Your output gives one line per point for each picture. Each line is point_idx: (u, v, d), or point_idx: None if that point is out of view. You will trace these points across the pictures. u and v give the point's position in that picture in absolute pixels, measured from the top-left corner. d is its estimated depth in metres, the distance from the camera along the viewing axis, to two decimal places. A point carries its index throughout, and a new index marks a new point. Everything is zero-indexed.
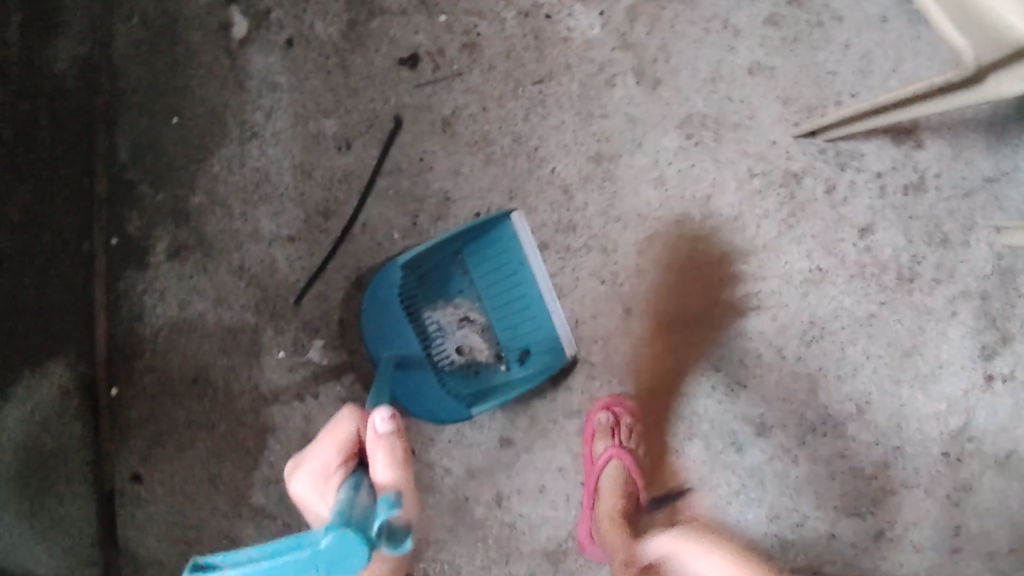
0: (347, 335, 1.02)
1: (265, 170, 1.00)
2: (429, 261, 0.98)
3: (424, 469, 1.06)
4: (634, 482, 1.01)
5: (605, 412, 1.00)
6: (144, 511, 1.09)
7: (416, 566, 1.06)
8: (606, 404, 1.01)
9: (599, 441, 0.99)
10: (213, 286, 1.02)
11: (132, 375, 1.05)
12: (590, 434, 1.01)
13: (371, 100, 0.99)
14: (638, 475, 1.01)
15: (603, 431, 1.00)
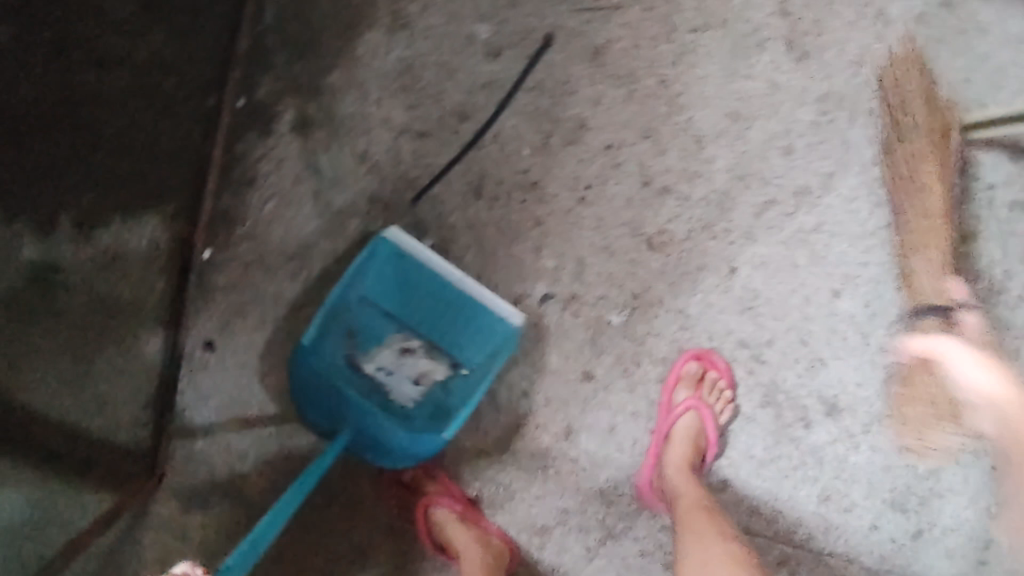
0: (456, 240, 1.03)
1: (409, 62, 1.00)
2: (344, 317, 1.02)
3: (501, 389, 1.07)
4: (705, 436, 1.05)
5: (692, 363, 1.05)
6: (208, 380, 1.09)
7: (473, 482, 1.10)
8: (696, 354, 1.05)
9: (682, 388, 1.04)
10: (332, 167, 1.02)
11: (229, 241, 1.05)
12: (674, 381, 1.05)
13: (529, 15, 0.99)
14: (710, 430, 1.05)
15: (689, 380, 1.05)
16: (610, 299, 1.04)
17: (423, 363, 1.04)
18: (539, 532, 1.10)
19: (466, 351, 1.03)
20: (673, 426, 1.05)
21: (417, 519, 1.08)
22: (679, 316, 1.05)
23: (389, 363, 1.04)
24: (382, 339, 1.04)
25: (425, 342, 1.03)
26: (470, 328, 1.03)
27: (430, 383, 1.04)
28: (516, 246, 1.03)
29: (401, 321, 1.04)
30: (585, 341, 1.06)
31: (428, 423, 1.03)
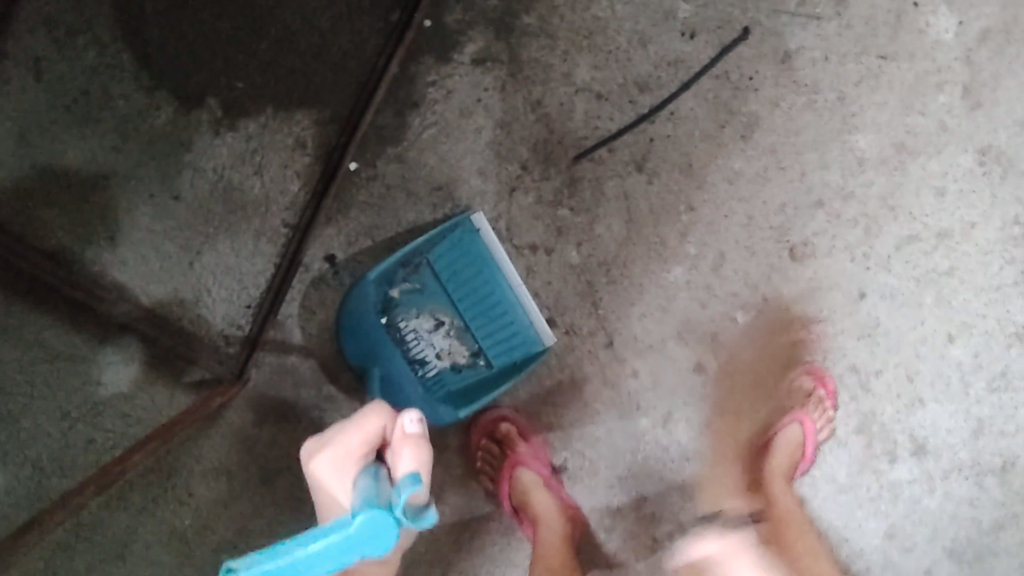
0: (606, 207, 1.03)
1: (604, 22, 1.00)
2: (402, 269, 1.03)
3: (612, 364, 1.07)
4: (802, 451, 1.06)
5: (807, 380, 1.06)
6: (320, 294, 1.07)
7: (562, 451, 1.09)
8: (807, 368, 1.07)
9: None
10: (503, 108, 1.01)
11: (378, 159, 1.03)
12: None
13: (731, 5, 1.00)
14: (808, 446, 1.06)
15: (797, 394, 1.05)
16: (739, 297, 1.05)
17: (454, 343, 1.06)
18: (611, 513, 1.10)
19: (490, 342, 1.05)
20: (773, 437, 1.06)
21: (501, 477, 1.06)
22: (800, 328, 1.07)
23: (426, 329, 1.06)
24: (430, 304, 1.06)
25: (460, 323, 1.06)
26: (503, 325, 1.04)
27: (451, 362, 1.06)
28: (662, 226, 1.04)
29: (448, 295, 1.05)
30: (706, 334, 1.06)
31: (442, 393, 1.05)
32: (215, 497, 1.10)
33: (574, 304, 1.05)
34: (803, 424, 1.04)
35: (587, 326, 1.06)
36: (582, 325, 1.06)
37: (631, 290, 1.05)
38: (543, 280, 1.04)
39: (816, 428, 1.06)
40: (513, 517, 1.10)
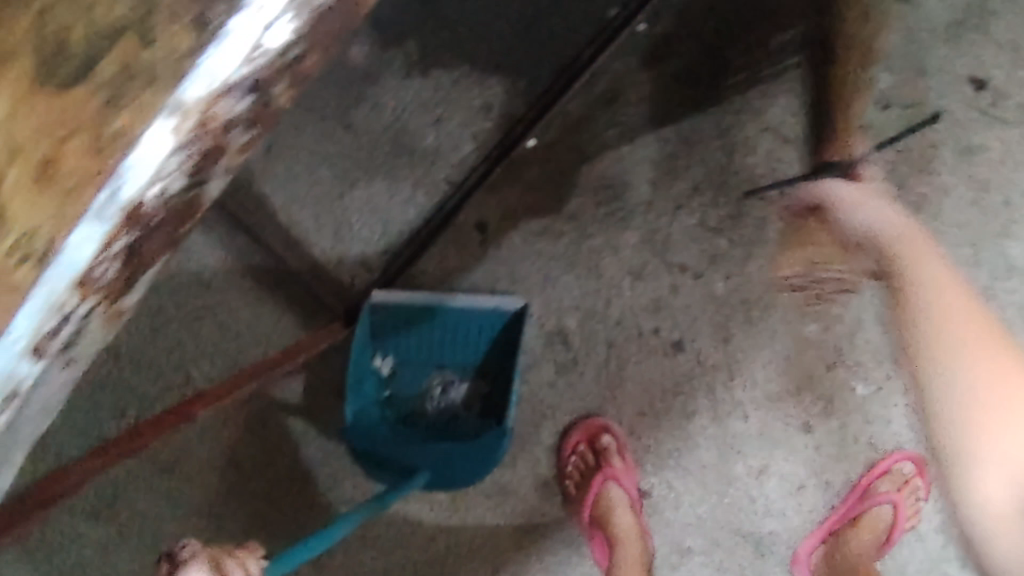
0: (764, 248, 1.04)
1: (808, 73, 1.02)
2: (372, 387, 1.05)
3: (725, 403, 1.07)
4: (888, 533, 1.07)
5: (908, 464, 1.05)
6: (459, 259, 1.05)
7: (649, 475, 1.08)
8: (908, 456, 1.07)
9: (887, 482, 1.06)
10: (690, 127, 1.03)
11: (556, 143, 1.03)
12: (880, 472, 1.07)
13: (928, 88, 1.03)
14: (893, 531, 1.07)
15: (895, 478, 1.07)
16: (862, 369, 1.07)
17: (460, 385, 1.09)
18: (680, 552, 1.08)
19: (481, 352, 1.07)
20: (864, 514, 1.06)
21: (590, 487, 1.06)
22: (910, 415, 1.07)
23: (437, 396, 1.09)
24: (421, 381, 1.10)
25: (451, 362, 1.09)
26: (471, 333, 1.05)
27: (470, 398, 1.09)
28: (811, 281, 1.05)
29: (424, 358, 1.09)
30: (822, 396, 1.07)
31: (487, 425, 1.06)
32: (293, 432, 1.09)
33: (706, 333, 1.06)
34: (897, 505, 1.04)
35: (712, 358, 1.06)
36: (707, 356, 1.06)
37: (764, 334, 1.06)
38: (683, 301, 1.05)
39: (904, 515, 1.07)
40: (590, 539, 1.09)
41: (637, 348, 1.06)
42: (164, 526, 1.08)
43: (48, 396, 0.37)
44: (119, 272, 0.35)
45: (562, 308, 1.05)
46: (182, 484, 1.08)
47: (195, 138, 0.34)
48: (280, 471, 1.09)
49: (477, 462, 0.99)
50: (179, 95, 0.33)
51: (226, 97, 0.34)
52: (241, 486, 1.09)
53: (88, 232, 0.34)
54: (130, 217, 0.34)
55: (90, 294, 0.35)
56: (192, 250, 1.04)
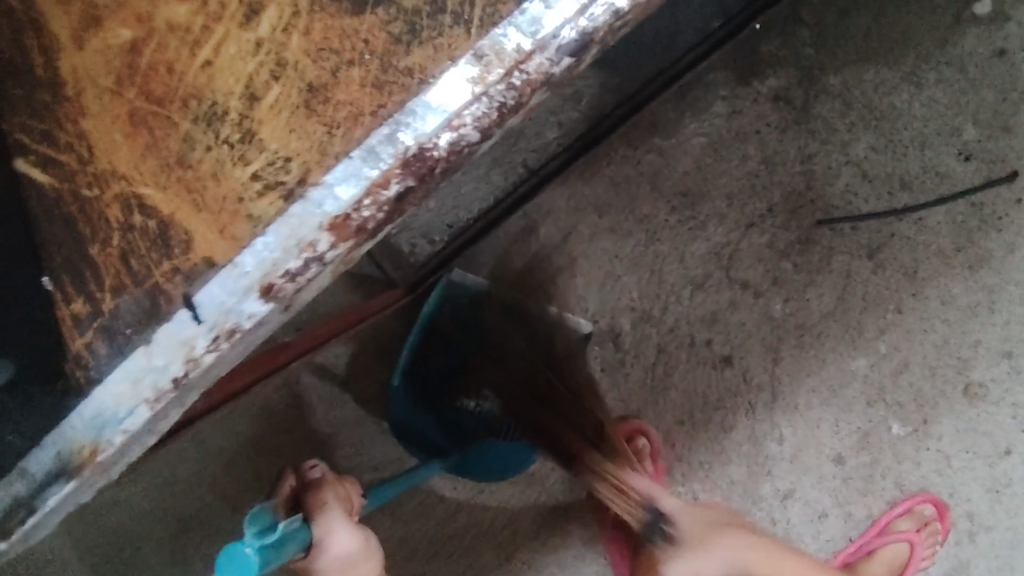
0: (826, 277, 1.04)
1: (901, 112, 1.02)
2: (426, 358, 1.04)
3: (764, 426, 1.06)
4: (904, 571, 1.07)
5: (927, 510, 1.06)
6: (522, 245, 1.04)
7: (678, 486, 1.08)
8: (934, 499, 1.07)
9: (907, 520, 1.05)
10: (776, 146, 1.02)
11: (639, 143, 1.03)
12: (902, 510, 1.06)
13: (1012, 147, 1.03)
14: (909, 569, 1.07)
15: (916, 517, 1.06)
16: (901, 408, 1.07)
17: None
18: None
19: None
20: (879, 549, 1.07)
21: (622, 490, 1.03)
22: (940, 460, 1.07)
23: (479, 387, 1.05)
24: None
25: None
26: (539, 340, 1.03)
27: None
28: (866, 316, 1.05)
29: None
30: (858, 431, 1.07)
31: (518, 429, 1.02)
32: (328, 392, 1.10)
33: (756, 353, 1.05)
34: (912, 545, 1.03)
35: (758, 378, 1.05)
36: (754, 375, 1.05)
37: (812, 362, 1.05)
38: (738, 319, 1.04)
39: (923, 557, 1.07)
40: (616, 545, 1.07)
41: (685, 357, 1.05)
42: (186, 466, 1.10)
43: (260, 338, 0.42)
44: (377, 225, 0.41)
45: (619, 307, 1.04)
46: (207, 429, 1.09)
47: (517, 83, 0.41)
48: (307, 428, 1.10)
49: (497, 461, 1.03)
50: (502, 43, 0.42)
51: (543, 50, 0.41)
52: (266, 439, 1.10)
53: (358, 175, 0.42)
54: (414, 161, 0.41)
55: (346, 238, 0.40)
56: None
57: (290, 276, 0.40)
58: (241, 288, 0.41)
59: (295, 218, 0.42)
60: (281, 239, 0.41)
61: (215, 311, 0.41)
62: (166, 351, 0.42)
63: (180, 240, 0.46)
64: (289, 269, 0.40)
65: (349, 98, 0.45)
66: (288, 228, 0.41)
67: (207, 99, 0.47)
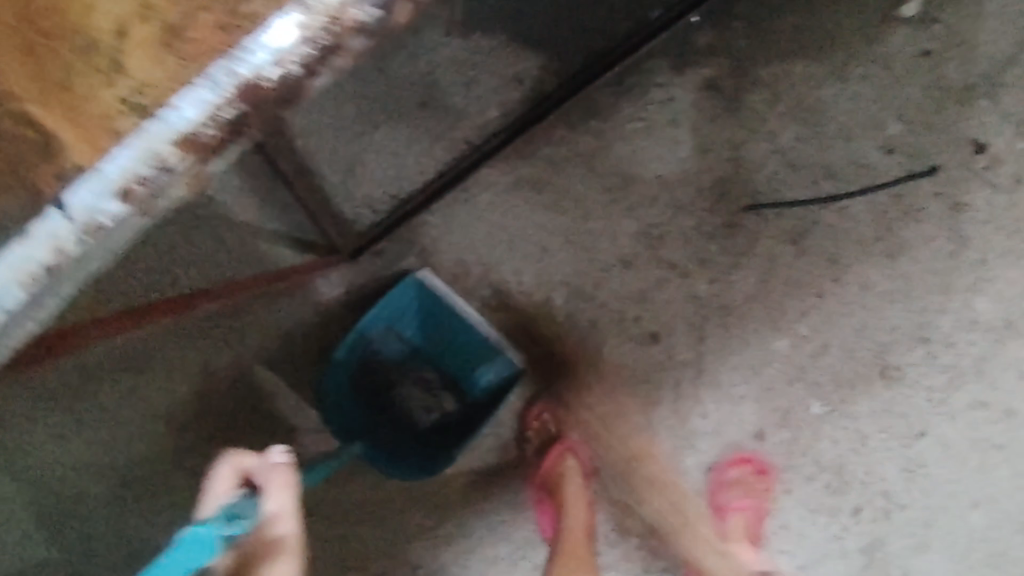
0: (751, 260, 1.09)
1: (827, 106, 1.08)
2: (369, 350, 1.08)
3: (690, 400, 1.11)
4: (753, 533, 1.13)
5: (755, 470, 1.11)
6: (463, 219, 1.09)
7: (603, 454, 1.14)
8: (741, 457, 1.12)
9: (729, 493, 1.10)
10: (707, 132, 1.07)
11: (577, 125, 1.08)
12: (719, 486, 1.12)
13: (932, 142, 1.09)
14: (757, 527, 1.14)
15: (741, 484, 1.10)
16: (821, 388, 1.12)
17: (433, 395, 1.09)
18: (620, 532, 1.13)
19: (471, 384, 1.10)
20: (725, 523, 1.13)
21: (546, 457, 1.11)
22: (856, 440, 1.14)
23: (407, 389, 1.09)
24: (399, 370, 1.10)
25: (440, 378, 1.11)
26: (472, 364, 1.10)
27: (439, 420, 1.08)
28: (789, 299, 1.10)
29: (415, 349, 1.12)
30: (779, 408, 1.12)
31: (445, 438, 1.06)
32: (269, 356, 1.15)
33: (683, 330, 1.10)
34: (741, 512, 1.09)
35: (684, 355, 1.10)
36: (679, 352, 1.10)
37: (736, 341, 1.10)
38: (666, 297, 1.09)
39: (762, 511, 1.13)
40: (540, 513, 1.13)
41: (615, 333, 1.10)
42: (131, 422, 1.16)
43: (118, 245, 0.41)
44: (216, 141, 0.39)
45: (553, 282, 1.09)
46: (151, 389, 1.16)
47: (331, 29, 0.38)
48: (246, 390, 1.15)
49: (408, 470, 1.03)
50: None
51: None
52: (207, 399, 1.15)
53: (203, 98, 0.39)
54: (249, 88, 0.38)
55: (189, 150, 0.39)
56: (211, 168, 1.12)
57: (142, 184, 0.39)
58: (93, 192, 0.39)
59: (148, 132, 0.39)
60: (136, 149, 0.39)
61: (71, 216, 0.39)
62: (34, 247, 0.39)
63: (43, 155, 0.42)
64: (142, 175, 0.38)
65: (201, 37, 0.41)
66: (143, 139, 0.39)
67: (82, 33, 0.43)
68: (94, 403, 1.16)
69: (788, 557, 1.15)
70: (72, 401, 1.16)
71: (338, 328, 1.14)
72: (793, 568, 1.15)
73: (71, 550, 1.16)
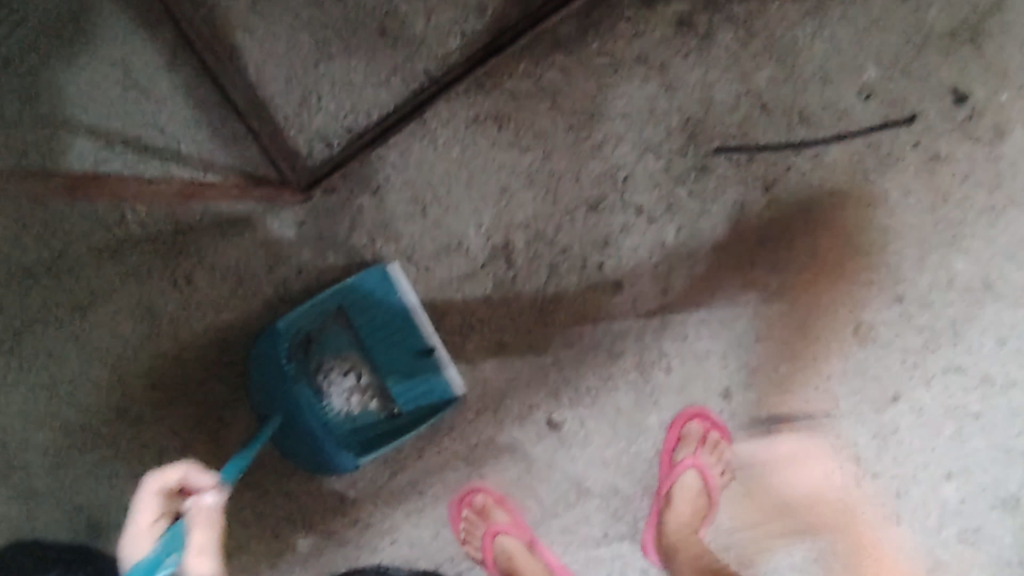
0: (721, 206, 1.04)
1: (803, 47, 1.03)
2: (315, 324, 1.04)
3: (655, 354, 1.06)
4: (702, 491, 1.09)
5: (708, 428, 1.07)
6: (420, 155, 1.04)
7: (563, 410, 1.08)
8: (697, 413, 1.07)
9: (682, 447, 1.07)
10: (677, 70, 1.03)
11: (541, 58, 1.03)
12: (674, 439, 1.07)
13: (911, 89, 1.04)
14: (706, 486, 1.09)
15: (690, 440, 1.07)
16: (791, 345, 1.07)
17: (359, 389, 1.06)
18: (578, 491, 1.09)
19: (401, 396, 1.06)
20: (672, 484, 1.08)
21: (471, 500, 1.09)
22: (828, 402, 1.08)
23: (336, 373, 1.05)
24: (335, 352, 1.06)
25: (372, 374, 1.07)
26: (408, 375, 1.06)
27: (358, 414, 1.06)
28: (760, 249, 1.05)
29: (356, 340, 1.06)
30: (747, 365, 1.07)
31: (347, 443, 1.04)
32: (214, 296, 1.09)
33: (648, 279, 1.05)
34: (693, 468, 1.06)
35: (649, 305, 1.05)
36: (644, 303, 1.05)
37: (704, 292, 1.05)
38: (631, 243, 1.04)
39: (711, 468, 1.08)
40: (458, 504, 1.10)
41: (577, 281, 1.05)
42: (73, 364, 1.12)
43: None
44: None
45: (512, 224, 1.04)
46: (94, 330, 1.12)
47: None
48: (192, 332, 1.11)
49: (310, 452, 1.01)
50: None
51: None
52: (153, 340, 1.11)
53: None
54: None
55: None
56: (158, 96, 1.07)
57: None
58: None
59: None
60: None
61: None
62: None
63: None
64: None
65: None
66: None
67: None
68: (34, 342, 1.12)
69: (751, 524, 1.10)
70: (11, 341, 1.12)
71: (285, 269, 1.07)
72: (756, 537, 1.11)
73: (17, 487, 1.14)
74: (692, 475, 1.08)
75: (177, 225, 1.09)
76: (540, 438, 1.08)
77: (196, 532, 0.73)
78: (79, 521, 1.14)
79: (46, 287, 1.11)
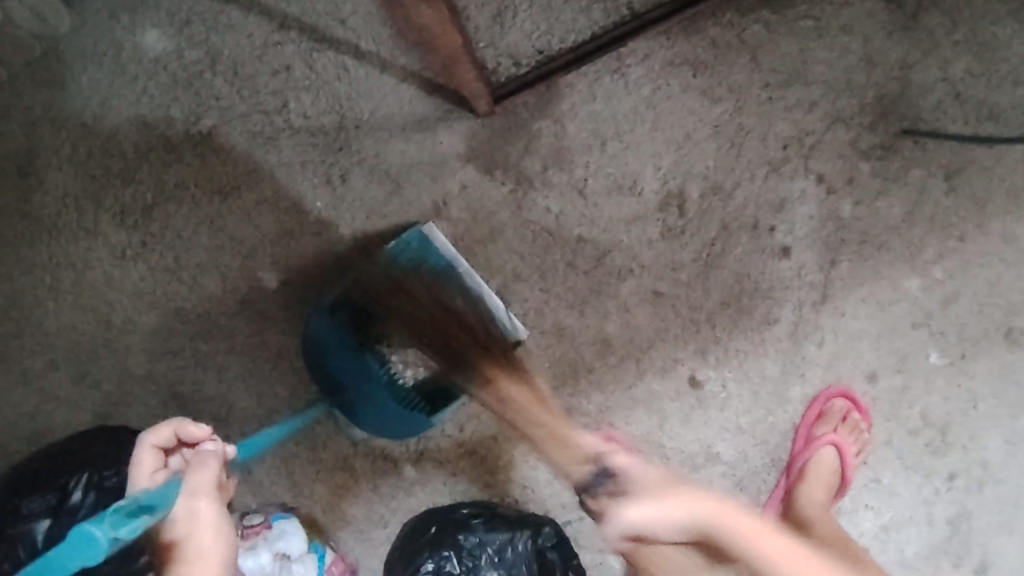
0: (901, 187, 1.04)
1: (1003, 43, 1.03)
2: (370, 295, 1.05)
3: (808, 325, 1.05)
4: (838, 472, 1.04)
5: (846, 413, 1.04)
6: (611, 88, 1.04)
7: (706, 368, 1.06)
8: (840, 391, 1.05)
9: (822, 423, 1.03)
10: (878, 45, 1.03)
11: (745, 11, 1.03)
12: (815, 416, 1.04)
13: None
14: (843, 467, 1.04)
15: (831, 416, 1.03)
16: (943, 338, 1.05)
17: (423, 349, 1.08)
18: (707, 456, 1.06)
19: None
20: (808, 459, 1.04)
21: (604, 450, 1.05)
22: (968, 399, 1.06)
23: None
24: None
25: None
26: None
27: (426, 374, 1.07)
28: (929, 237, 1.04)
29: None
30: (897, 351, 1.05)
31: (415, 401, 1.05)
32: (369, 200, 1.06)
33: (817, 250, 1.04)
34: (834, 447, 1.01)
35: (812, 276, 1.05)
36: (808, 273, 1.05)
37: (869, 271, 1.05)
38: (806, 211, 1.04)
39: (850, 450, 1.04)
40: None
41: (744, 240, 1.04)
42: (200, 249, 1.08)
43: None
44: None
45: (692, 172, 1.04)
46: (233, 218, 1.07)
47: None
48: (335, 235, 1.07)
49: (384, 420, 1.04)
50: None
51: None
52: (290, 236, 1.07)
53: None
54: None
55: None
56: None
57: None
58: None
59: None
60: None
61: None
62: None
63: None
64: None
65: None
66: None
67: None
68: (162, 219, 1.08)
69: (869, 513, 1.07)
70: (139, 214, 1.08)
71: (450, 184, 1.05)
72: (873, 526, 1.07)
73: (119, 366, 1.08)
74: (829, 453, 1.03)
75: (340, 123, 1.06)
76: (679, 395, 1.06)
77: (203, 470, 0.68)
78: (174, 414, 1.08)
79: (186, 165, 1.07)
